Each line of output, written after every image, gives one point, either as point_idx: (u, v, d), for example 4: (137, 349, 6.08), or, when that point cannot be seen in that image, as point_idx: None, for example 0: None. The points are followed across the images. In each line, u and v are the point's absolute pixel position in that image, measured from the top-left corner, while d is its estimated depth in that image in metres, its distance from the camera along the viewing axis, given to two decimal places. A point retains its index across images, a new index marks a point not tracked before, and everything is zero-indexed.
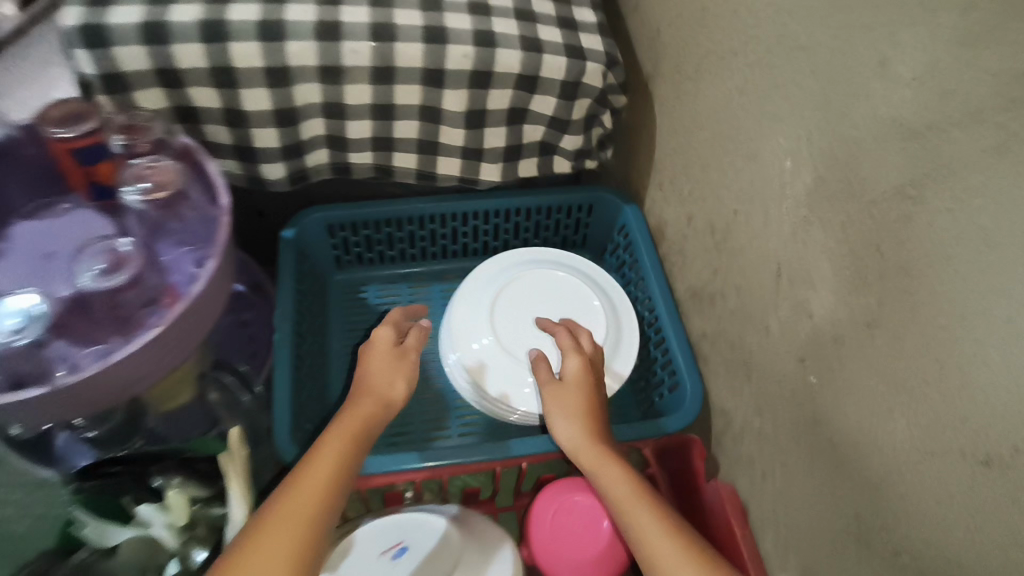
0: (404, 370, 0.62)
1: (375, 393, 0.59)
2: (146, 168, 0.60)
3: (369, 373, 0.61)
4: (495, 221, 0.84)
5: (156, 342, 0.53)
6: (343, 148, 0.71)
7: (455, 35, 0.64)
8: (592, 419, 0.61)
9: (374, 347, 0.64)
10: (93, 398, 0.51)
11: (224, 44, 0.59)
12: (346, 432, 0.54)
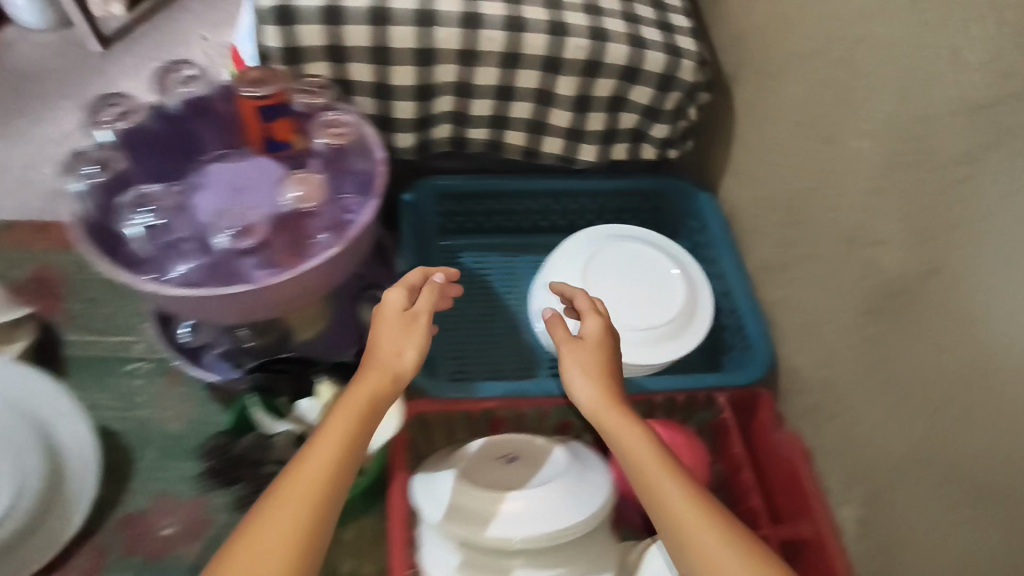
0: (411, 333, 0.57)
1: (380, 361, 0.55)
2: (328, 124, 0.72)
3: (373, 338, 0.57)
4: (583, 201, 0.94)
5: (333, 260, 0.66)
6: (464, 124, 0.82)
7: (573, 30, 0.76)
8: (609, 407, 0.57)
9: (381, 310, 0.58)
10: (278, 298, 0.65)
11: (385, 26, 0.71)
12: (352, 403, 0.52)
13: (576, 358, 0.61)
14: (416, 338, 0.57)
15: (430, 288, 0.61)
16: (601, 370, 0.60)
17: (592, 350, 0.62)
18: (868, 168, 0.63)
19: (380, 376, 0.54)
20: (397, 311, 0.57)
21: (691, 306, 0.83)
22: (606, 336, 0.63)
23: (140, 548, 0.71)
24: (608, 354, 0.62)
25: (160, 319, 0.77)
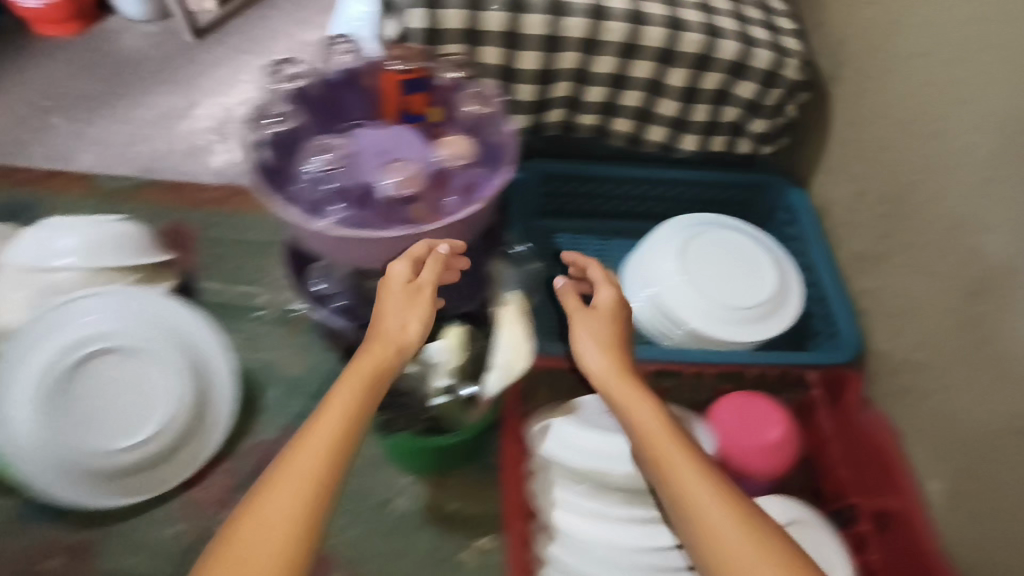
0: (416, 304, 0.59)
1: (382, 331, 0.58)
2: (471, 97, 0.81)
3: (380, 310, 0.59)
4: (678, 191, 0.98)
5: (465, 222, 0.72)
6: (576, 110, 0.88)
7: (689, 25, 0.81)
8: (615, 383, 0.59)
9: (388, 281, 0.61)
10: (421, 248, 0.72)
11: (519, 14, 0.77)
12: (357, 371, 0.54)
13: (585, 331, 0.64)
14: (416, 308, 0.59)
15: (435, 258, 0.63)
16: (611, 343, 0.63)
17: (600, 324, 0.64)
18: (978, 161, 0.67)
19: (385, 348, 0.56)
20: (402, 283, 0.60)
21: (783, 291, 0.87)
22: (616, 310, 0.65)
23: None
24: (616, 327, 0.65)
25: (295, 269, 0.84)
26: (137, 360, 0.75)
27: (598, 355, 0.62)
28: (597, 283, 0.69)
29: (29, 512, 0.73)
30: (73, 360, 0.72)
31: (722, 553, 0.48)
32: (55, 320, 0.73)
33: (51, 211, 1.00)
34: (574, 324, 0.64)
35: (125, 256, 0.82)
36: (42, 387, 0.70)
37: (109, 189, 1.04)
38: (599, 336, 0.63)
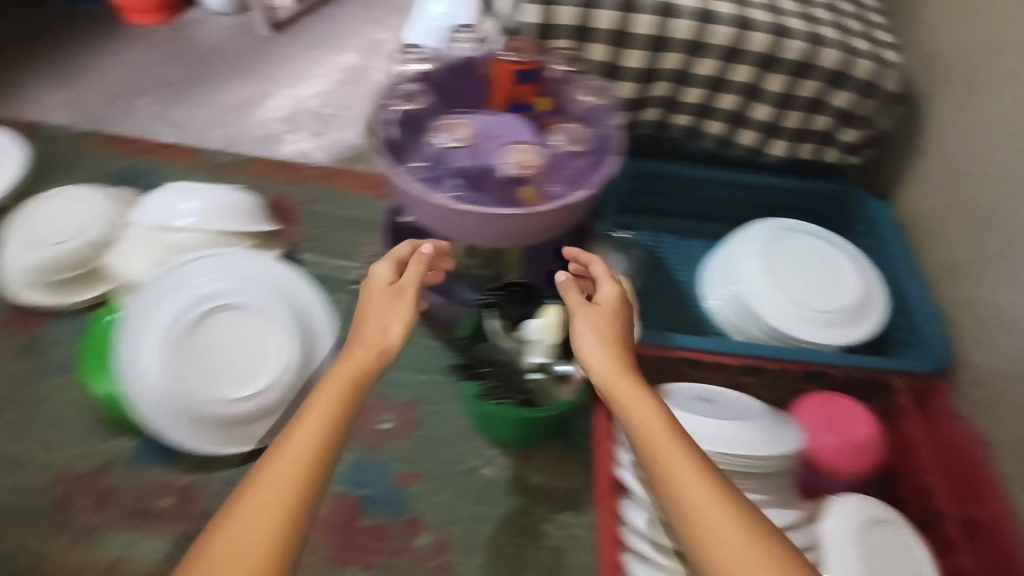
0: (399, 305, 0.60)
1: (369, 335, 0.58)
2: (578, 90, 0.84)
3: (362, 314, 0.59)
4: (761, 197, 1.00)
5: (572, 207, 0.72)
6: (672, 110, 0.91)
7: (793, 34, 0.83)
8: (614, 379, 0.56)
9: (371, 283, 0.62)
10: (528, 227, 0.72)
11: (630, 14, 0.81)
12: (342, 380, 0.54)
13: (586, 326, 0.61)
14: (404, 312, 0.60)
15: (418, 259, 0.64)
16: (612, 336, 0.60)
17: (604, 318, 0.61)
18: None
19: (368, 352, 0.57)
20: (383, 283, 0.61)
21: (867, 298, 0.88)
22: (619, 304, 0.63)
23: (363, 434, 0.82)
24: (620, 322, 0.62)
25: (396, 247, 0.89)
26: (253, 316, 0.79)
27: (598, 349, 0.58)
28: (599, 279, 0.66)
29: (149, 449, 0.79)
30: (197, 310, 0.77)
31: (720, 554, 0.47)
32: (183, 273, 0.79)
33: (164, 180, 1.07)
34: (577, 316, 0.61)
35: (240, 222, 0.87)
36: (171, 332, 0.75)
37: (217, 163, 1.10)
38: (602, 329, 0.60)
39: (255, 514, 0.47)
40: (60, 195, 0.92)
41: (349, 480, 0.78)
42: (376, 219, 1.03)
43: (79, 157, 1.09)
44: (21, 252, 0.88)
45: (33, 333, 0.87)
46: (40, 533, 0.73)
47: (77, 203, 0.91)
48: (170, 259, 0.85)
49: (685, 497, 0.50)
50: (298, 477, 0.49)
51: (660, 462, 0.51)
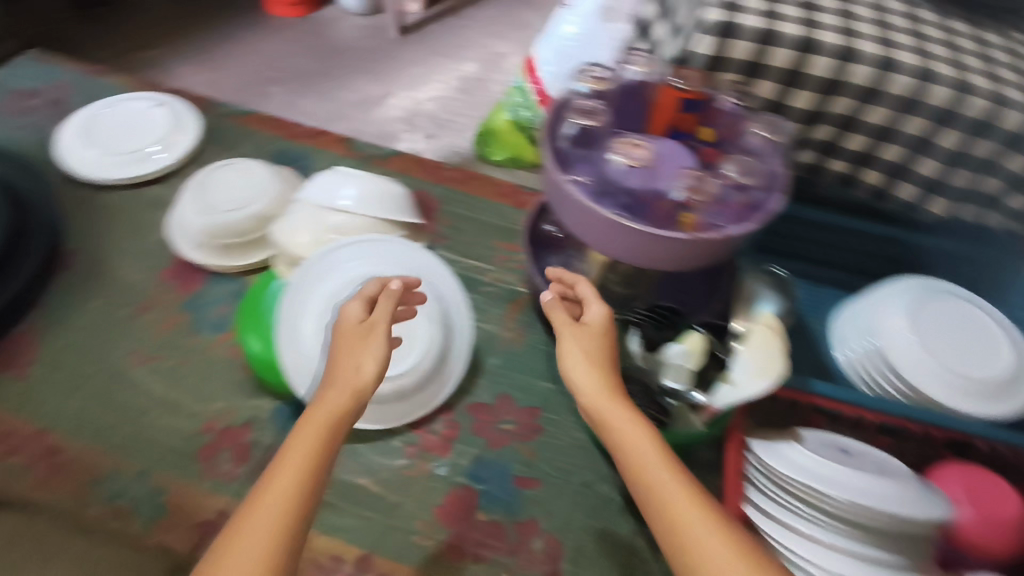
0: (370, 341, 0.65)
1: (341, 372, 0.63)
2: (728, 124, 0.81)
3: (339, 353, 0.64)
4: (905, 255, 0.97)
5: (735, 236, 0.69)
6: (830, 154, 0.90)
7: (977, 91, 0.81)
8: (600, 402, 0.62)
9: (343, 322, 0.67)
10: (687, 251, 0.69)
11: (810, 56, 0.80)
12: (321, 416, 0.59)
13: (575, 348, 0.66)
14: (375, 347, 0.65)
15: (387, 295, 0.70)
16: (596, 358, 0.66)
17: (593, 338, 0.67)
18: None
19: (344, 392, 0.61)
20: (355, 321, 0.67)
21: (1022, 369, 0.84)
22: (607, 324, 0.68)
23: (486, 432, 0.84)
24: (603, 346, 0.67)
25: (535, 257, 0.91)
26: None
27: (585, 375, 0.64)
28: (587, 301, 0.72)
29: (289, 416, 0.83)
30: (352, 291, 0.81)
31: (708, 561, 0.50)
32: (345, 254, 0.84)
33: (317, 164, 1.13)
34: (565, 343, 0.67)
35: (397, 213, 0.93)
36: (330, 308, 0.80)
37: (365, 154, 1.16)
38: (586, 356, 0.66)
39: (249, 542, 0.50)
40: (234, 165, 0.99)
41: (471, 474, 0.80)
42: (511, 226, 1.06)
43: (242, 134, 1.17)
44: (198, 215, 0.95)
45: (195, 291, 0.94)
46: (185, 476, 0.78)
47: (250, 175, 0.98)
48: (332, 240, 0.91)
49: (666, 508, 0.54)
50: (285, 506, 0.52)
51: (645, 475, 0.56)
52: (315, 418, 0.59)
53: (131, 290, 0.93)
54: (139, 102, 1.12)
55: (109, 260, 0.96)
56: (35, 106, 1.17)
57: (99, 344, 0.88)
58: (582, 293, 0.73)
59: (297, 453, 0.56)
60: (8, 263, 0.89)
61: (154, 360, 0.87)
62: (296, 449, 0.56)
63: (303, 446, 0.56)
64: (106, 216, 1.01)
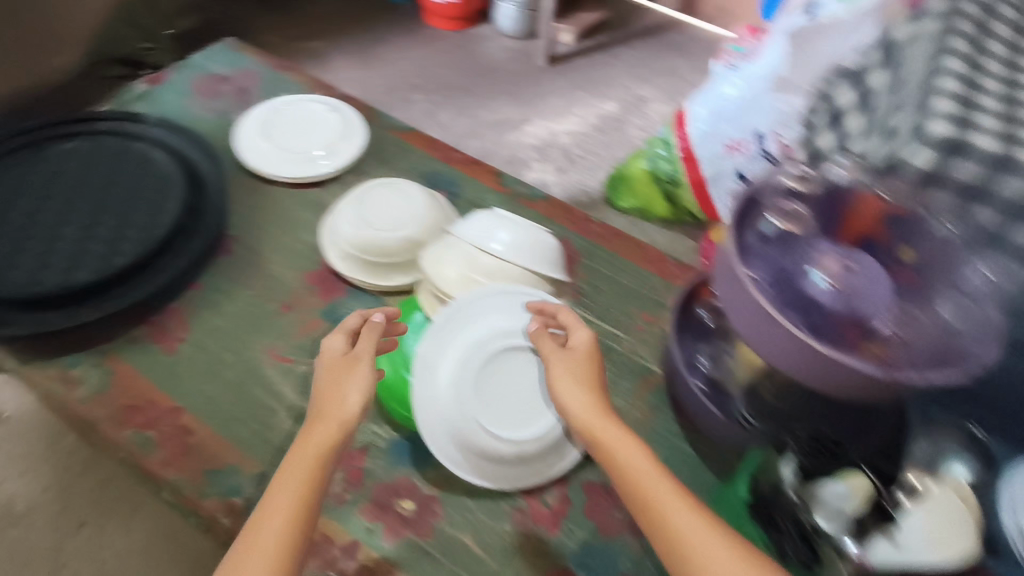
0: (355, 373, 0.73)
1: (328, 407, 0.71)
2: (937, 247, 0.71)
3: (328, 389, 0.73)
4: None
5: (930, 379, 0.60)
6: None
7: None
8: (597, 422, 0.69)
9: (328, 358, 0.75)
10: (867, 383, 0.62)
11: None
12: (310, 448, 0.67)
13: (566, 373, 0.73)
14: (360, 379, 0.73)
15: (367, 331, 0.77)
16: (586, 381, 0.72)
17: (577, 362, 0.74)
18: None
19: (329, 426, 0.69)
20: (339, 355, 0.75)
21: None
22: (591, 348, 0.75)
23: (600, 516, 0.79)
24: (591, 368, 0.74)
25: (683, 347, 0.87)
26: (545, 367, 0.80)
27: (580, 399, 0.71)
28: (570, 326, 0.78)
29: (405, 451, 0.81)
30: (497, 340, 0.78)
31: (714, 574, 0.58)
32: (499, 300, 0.81)
33: (467, 193, 1.13)
34: (555, 368, 0.73)
35: (547, 269, 0.91)
36: (473, 352, 0.78)
37: (515, 192, 1.15)
38: (577, 376, 0.73)
39: (254, 560, 0.59)
40: (395, 185, 1.01)
41: (578, 560, 0.76)
42: (655, 296, 1.02)
43: (400, 149, 1.17)
44: (353, 228, 0.96)
45: (335, 301, 0.95)
46: None
47: (406, 199, 0.98)
48: (480, 282, 0.89)
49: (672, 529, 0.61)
50: (281, 535, 0.61)
51: (647, 497, 0.63)
52: (302, 453, 0.67)
53: (278, 288, 0.96)
54: (317, 106, 1.17)
55: (263, 252, 0.99)
56: (223, 92, 1.24)
57: (240, 335, 0.90)
58: (563, 318, 0.78)
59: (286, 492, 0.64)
60: (172, 252, 0.94)
61: (288, 362, 0.88)
62: (285, 486, 0.64)
63: (294, 477, 0.65)
64: (268, 209, 1.05)
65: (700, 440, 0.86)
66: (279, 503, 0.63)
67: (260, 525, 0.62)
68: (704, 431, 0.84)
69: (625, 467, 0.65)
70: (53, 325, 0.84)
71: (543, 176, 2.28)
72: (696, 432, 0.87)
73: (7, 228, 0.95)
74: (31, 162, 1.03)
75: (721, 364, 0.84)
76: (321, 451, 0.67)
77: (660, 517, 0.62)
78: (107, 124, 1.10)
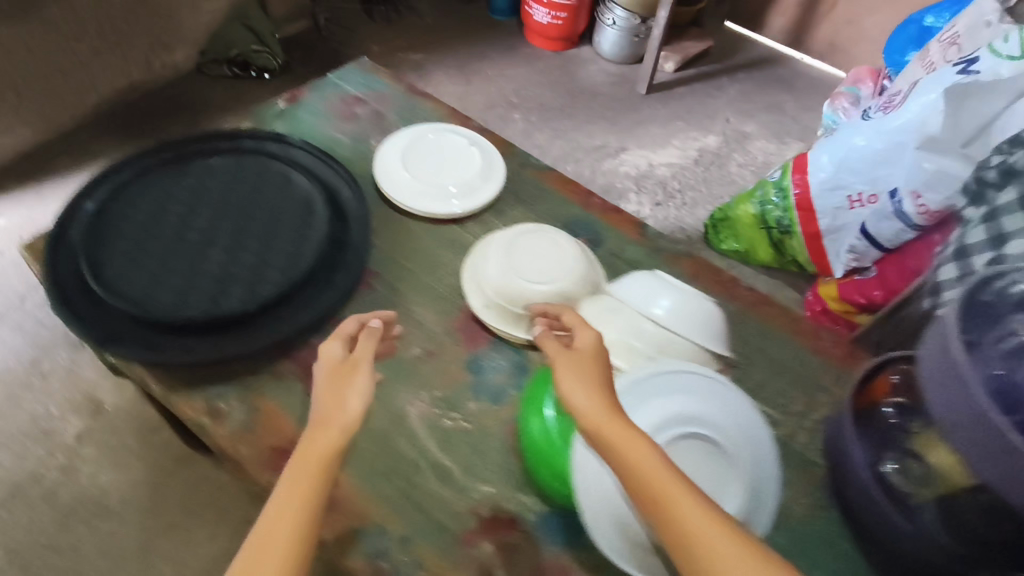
0: (356, 377, 0.72)
1: (331, 412, 0.69)
2: None
3: (327, 390, 0.71)
4: None
5: None
6: None
7: None
8: (606, 423, 0.64)
9: (327, 360, 0.74)
10: None
11: None
12: (316, 453, 0.65)
13: (572, 373, 0.70)
14: (360, 384, 0.72)
15: (368, 335, 0.77)
16: (595, 379, 0.70)
17: (584, 360, 0.72)
18: None
19: (333, 429, 0.67)
20: (338, 360, 0.74)
21: None
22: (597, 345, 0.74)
23: None
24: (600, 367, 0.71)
25: (870, 446, 0.80)
26: (725, 464, 0.72)
27: (590, 402, 0.67)
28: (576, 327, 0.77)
29: (557, 528, 0.77)
30: (666, 432, 0.71)
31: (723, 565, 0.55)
32: (686, 380, 0.75)
33: (609, 244, 1.08)
34: (563, 368, 0.70)
35: (712, 341, 0.85)
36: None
37: (658, 245, 1.09)
38: (585, 377, 0.70)
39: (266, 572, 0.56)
40: (545, 233, 0.97)
41: None
42: (811, 378, 0.95)
43: (539, 190, 1.13)
44: (504, 275, 0.92)
45: (479, 351, 0.91)
46: (451, 560, 0.74)
47: (560, 252, 0.94)
48: (643, 353, 0.84)
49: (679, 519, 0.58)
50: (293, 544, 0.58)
51: (653, 485, 0.60)
52: (306, 464, 0.64)
53: (422, 333, 0.92)
54: (457, 138, 1.13)
55: (406, 293, 0.96)
56: (361, 115, 1.20)
57: (385, 381, 0.86)
58: (568, 321, 0.79)
59: (291, 503, 0.61)
60: (315, 288, 0.91)
61: (435, 415, 0.84)
62: (291, 496, 0.61)
63: (302, 483, 0.62)
64: (410, 245, 1.01)
65: (869, 550, 0.80)
66: (290, 508, 0.60)
67: (269, 534, 0.59)
68: (894, 550, 0.76)
69: (631, 460, 0.62)
70: (203, 357, 0.81)
71: (643, 211, 2.20)
72: (865, 541, 0.80)
73: (153, 245, 0.93)
74: (176, 175, 1.01)
75: (908, 470, 0.79)
76: (324, 457, 0.65)
77: (665, 505, 0.59)
78: (250, 141, 1.06)
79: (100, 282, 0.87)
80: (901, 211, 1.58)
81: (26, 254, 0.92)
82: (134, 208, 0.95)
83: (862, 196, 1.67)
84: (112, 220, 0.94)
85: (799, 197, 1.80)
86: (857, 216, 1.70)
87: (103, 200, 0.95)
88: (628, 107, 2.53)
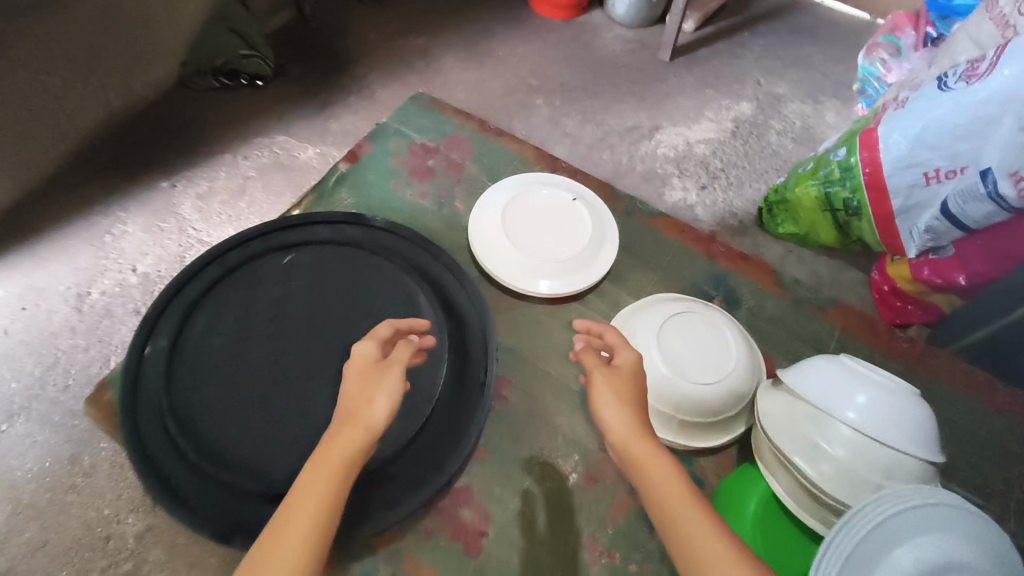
0: (387, 378, 0.65)
1: (356, 409, 0.62)
2: None
3: (353, 385, 0.64)
4: None
5: None
6: None
7: None
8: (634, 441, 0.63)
9: (359, 357, 0.67)
10: None
11: None
12: (338, 453, 0.59)
13: (607, 390, 0.69)
14: (390, 384, 0.65)
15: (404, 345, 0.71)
16: (631, 400, 0.68)
17: (620, 378, 0.70)
18: None
19: (356, 429, 0.61)
20: (371, 359, 0.67)
21: None
22: (637, 368, 0.71)
23: None
24: (635, 387, 0.71)
25: None
26: None
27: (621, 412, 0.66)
28: (617, 347, 0.75)
29: None
30: None
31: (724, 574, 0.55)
32: (906, 513, 0.63)
33: (749, 301, 0.95)
34: (600, 385, 0.69)
35: (925, 452, 0.70)
36: None
37: (800, 296, 0.96)
38: (618, 393, 0.69)
39: None
40: (697, 313, 0.83)
41: None
42: (993, 441, 0.86)
43: (658, 244, 0.99)
44: (665, 379, 0.78)
45: None
46: None
47: (719, 341, 0.81)
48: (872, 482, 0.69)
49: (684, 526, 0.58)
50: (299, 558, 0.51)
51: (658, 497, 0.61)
52: (331, 456, 0.58)
53: (574, 450, 0.79)
54: (559, 192, 0.97)
55: (546, 399, 0.82)
56: (436, 169, 1.02)
57: (552, 520, 0.74)
58: (611, 339, 0.76)
59: (313, 492, 0.56)
60: (447, 417, 0.76)
61: (616, 559, 0.73)
62: (313, 485, 0.56)
63: (320, 486, 0.56)
64: (533, 336, 0.87)
65: None
66: (303, 516, 0.54)
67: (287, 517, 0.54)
68: None
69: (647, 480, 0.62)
70: (348, 534, 0.68)
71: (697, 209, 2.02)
72: None
73: (243, 384, 0.77)
74: (249, 282, 0.84)
75: None
76: (348, 456, 0.59)
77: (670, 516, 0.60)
78: (324, 228, 0.90)
79: (198, 448, 0.72)
80: (993, 193, 1.12)
81: (94, 413, 0.77)
82: (210, 337, 0.80)
83: (940, 173, 1.19)
84: (193, 358, 0.78)
85: (868, 176, 1.28)
86: (933, 194, 1.22)
87: (175, 332, 0.79)
88: (654, 77, 2.31)
